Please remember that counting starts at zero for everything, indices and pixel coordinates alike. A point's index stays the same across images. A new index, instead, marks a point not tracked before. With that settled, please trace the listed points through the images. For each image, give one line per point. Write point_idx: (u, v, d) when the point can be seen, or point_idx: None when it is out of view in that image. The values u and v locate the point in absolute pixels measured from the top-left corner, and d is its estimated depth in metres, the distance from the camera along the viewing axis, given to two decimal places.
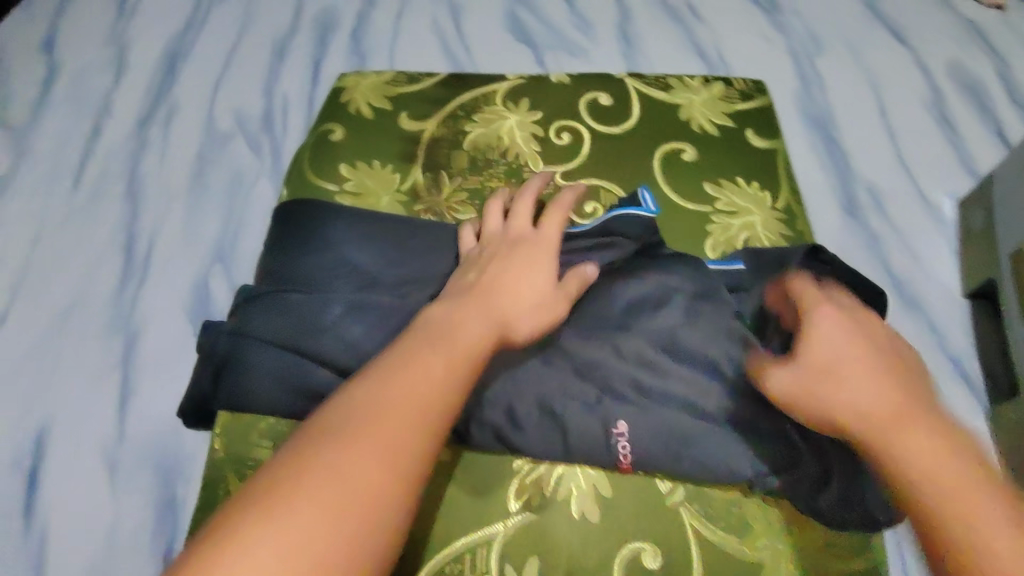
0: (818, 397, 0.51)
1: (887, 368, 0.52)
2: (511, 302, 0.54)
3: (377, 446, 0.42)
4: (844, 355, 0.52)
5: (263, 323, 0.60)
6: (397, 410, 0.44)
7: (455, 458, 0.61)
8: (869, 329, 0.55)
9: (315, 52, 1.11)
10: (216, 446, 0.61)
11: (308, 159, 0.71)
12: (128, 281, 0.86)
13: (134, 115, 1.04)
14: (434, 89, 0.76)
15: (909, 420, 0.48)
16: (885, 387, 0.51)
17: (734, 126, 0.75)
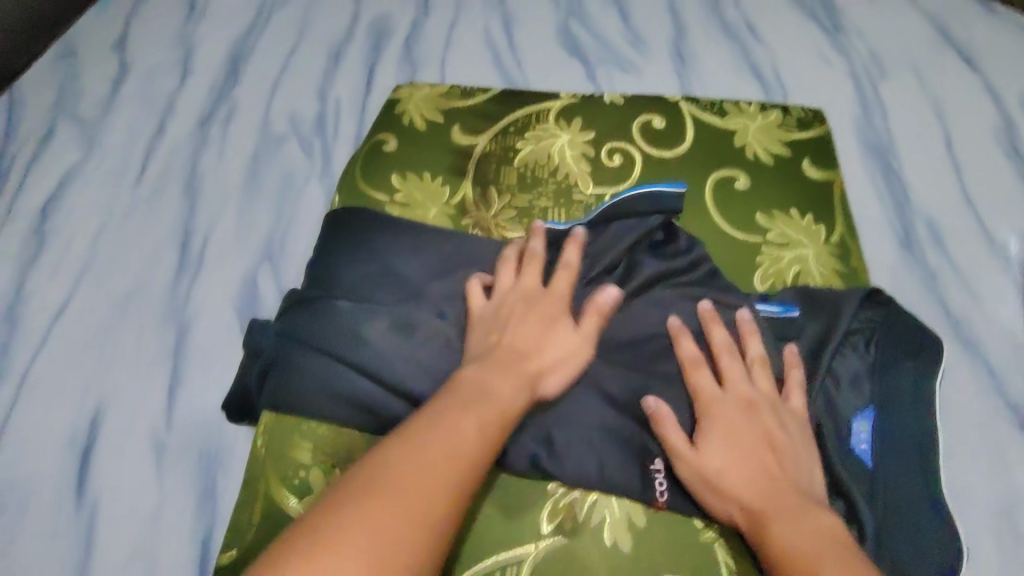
0: (712, 474, 0.55)
1: (754, 451, 0.55)
2: (530, 346, 0.57)
3: (414, 491, 0.44)
4: (720, 439, 0.56)
5: (311, 328, 0.61)
6: (453, 431, 0.49)
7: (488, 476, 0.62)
8: (760, 413, 0.56)
9: (371, 57, 1.13)
10: (258, 444, 0.63)
11: (360, 168, 0.73)
12: (182, 275, 0.89)
13: (196, 114, 1.08)
14: (486, 104, 0.76)
15: (798, 509, 0.52)
16: (758, 472, 0.54)
17: (790, 154, 0.73)
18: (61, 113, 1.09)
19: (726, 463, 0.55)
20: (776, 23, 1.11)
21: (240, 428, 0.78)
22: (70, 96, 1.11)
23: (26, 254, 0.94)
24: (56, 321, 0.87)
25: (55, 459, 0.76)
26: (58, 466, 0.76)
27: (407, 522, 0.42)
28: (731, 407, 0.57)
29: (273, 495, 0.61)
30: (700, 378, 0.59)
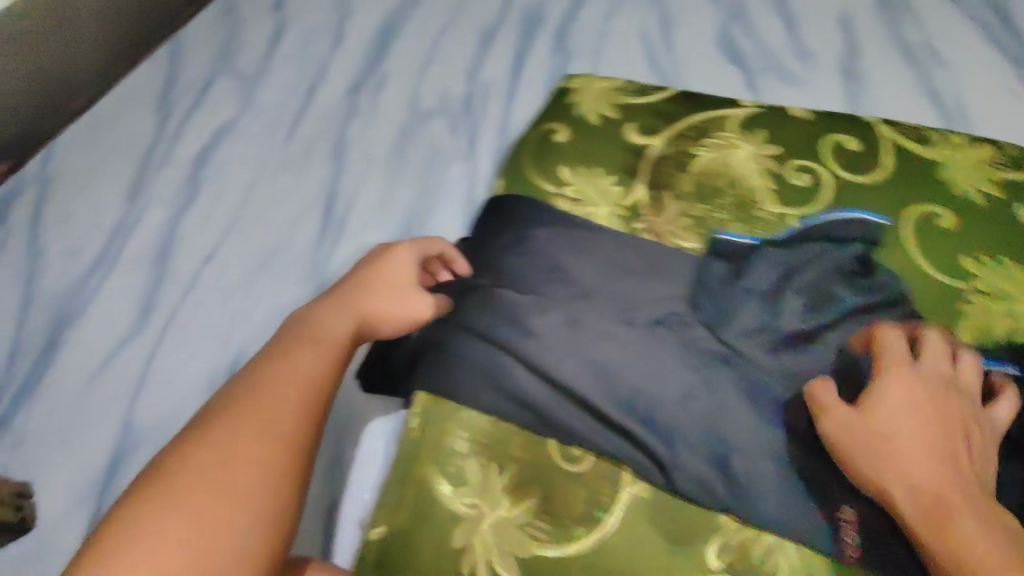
0: (883, 437, 0.58)
1: (928, 432, 0.57)
2: (371, 304, 0.68)
3: (251, 443, 0.57)
4: (897, 414, 0.59)
5: (489, 317, 0.68)
6: (258, 414, 0.59)
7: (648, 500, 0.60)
8: (937, 396, 0.59)
9: (522, 41, 1.11)
10: (413, 423, 0.66)
11: (529, 159, 0.71)
12: (325, 238, 0.91)
13: (347, 81, 1.09)
14: (662, 105, 0.73)
15: (962, 494, 0.54)
16: (930, 456, 0.56)
17: (997, 199, 0.72)
18: (221, 66, 1.13)
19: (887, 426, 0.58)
20: (962, 49, 1.02)
21: None
22: (229, 50, 1.15)
23: (180, 200, 0.98)
24: (204, 267, 0.90)
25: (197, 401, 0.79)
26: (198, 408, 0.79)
27: (245, 474, 0.56)
28: (901, 380, 0.60)
29: (428, 478, 0.63)
30: (888, 374, 0.61)
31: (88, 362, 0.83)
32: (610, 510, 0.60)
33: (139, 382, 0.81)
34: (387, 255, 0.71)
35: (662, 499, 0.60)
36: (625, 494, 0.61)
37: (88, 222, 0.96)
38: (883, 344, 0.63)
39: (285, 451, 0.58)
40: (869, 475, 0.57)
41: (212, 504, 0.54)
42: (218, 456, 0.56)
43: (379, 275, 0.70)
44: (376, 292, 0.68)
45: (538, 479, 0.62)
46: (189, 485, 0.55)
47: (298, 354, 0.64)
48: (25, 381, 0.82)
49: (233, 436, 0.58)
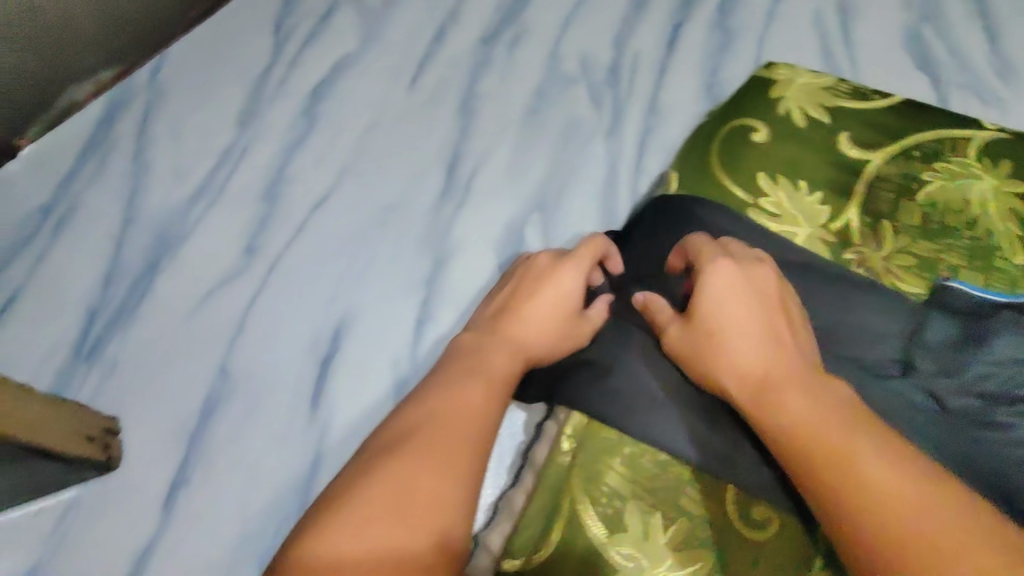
0: (708, 331, 0.51)
1: (756, 329, 0.50)
2: (527, 327, 0.57)
3: (434, 447, 0.46)
4: (728, 301, 0.51)
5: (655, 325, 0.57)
6: (426, 432, 0.47)
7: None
8: (766, 288, 0.52)
9: (678, 11, 1.00)
10: (563, 452, 0.55)
11: (718, 154, 0.61)
12: (447, 201, 0.83)
13: (480, 29, 1.00)
14: (883, 114, 0.62)
15: (810, 396, 0.45)
16: (755, 349, 0.49)
17: None
18: None
19: (727, 330, 0.50)
20: None
21: None
22: None
23: (293, 134, 0.91)
24: (314, 211, 0.84)
25: (297, 359, 0.73)
26: (298, 367, 0.73)
27: (420, 489, 0.44)
28: (720, 275, 0.52)
29: (575, 514, 0.51)
30: (713, 265, 0.53)
31: (188, 295, 0.78)
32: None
33: (237, 327, 0.75)
34: (549, 272, 0.59)
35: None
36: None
37: (197, 143, 0.90)
38: (718, 243, 0.55)
39: (467, 451, 0.47)
40: (716, 377, 0.50)
41: (393, 509, 0.43)
42: (404, 460, 0.45)
43: (536, 297, 0.58)
44: (534, 318, 0.57)
45: (714, 537, 0.50)
46: (373, 506, 0.43)
47: (470, 369, 0.53)
48: (121, 306, 0.78)
49: (416, 443, 0.46)
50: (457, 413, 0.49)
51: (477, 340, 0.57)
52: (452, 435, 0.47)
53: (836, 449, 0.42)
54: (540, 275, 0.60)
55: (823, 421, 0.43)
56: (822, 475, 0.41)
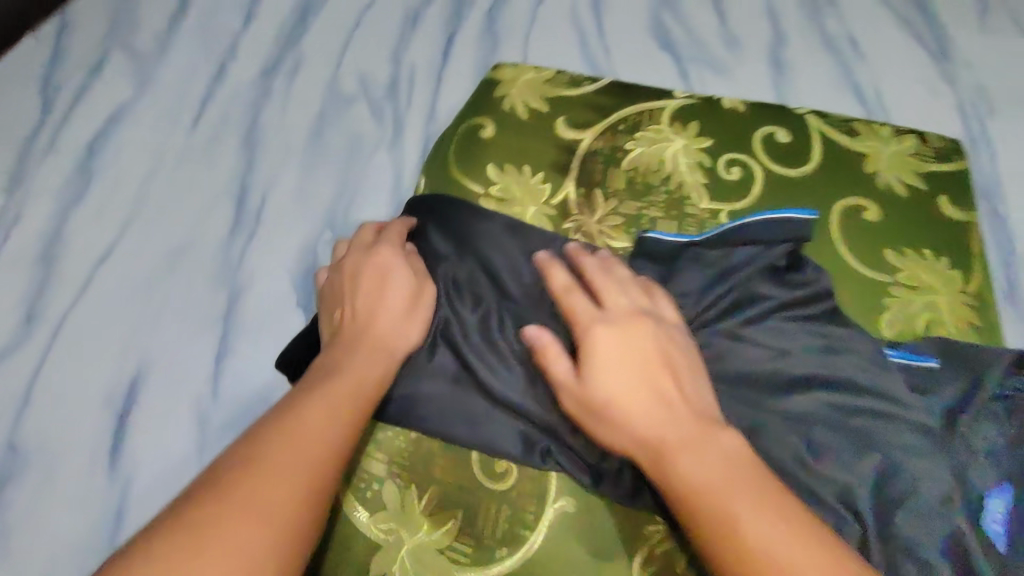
0: (590, 397, 0.50)
1: (637, 390, 0.49)
2: (390, 324, 0.56)
3: (263, 511, 0.42)
4: (608, 363, 0.51)
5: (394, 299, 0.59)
6: (286, 455, 0.46)
7: (583, 509, 0.55)
8: (639, 331, 0.52)
9: (449, 23, 1.07)
10: None
11: (454, 154, 0.66)
12: (237, 235, 0.85)
13: (259, 63, 1.03)
14: (593, 96, 0.69)
15: (685, 439, 0.46)
16: (648, 406, 0.49)
17: (925, 188, 0.64)
18: (117, 42, 1.05)
19: (619, 348, 0.51)
20: (884, 41, 1.06)
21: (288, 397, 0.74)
22: (123, 27, 1.07)
23: (71, 191, 0.89)
24: (100, 267, 0.83)
25: (92, 418, 0.73)
26: (96, 425, 0.73)
27: (240, 550, 0.40)
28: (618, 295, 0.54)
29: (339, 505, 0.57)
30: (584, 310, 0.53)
31: None
32: (533, 525, 0.55)
33: (23, 396, 0.74)
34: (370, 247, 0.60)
35: (594, 507, 0.55)
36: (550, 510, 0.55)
37: None
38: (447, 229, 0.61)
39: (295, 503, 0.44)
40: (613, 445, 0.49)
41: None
42: (239, 513, 0.42)
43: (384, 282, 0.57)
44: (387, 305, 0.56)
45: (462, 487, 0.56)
46: (202, 549, 0.39)
47: (317, 393, 0.50)
48: None
49: (245, 486, 0.43)
50: (314, 419, 0.49)
51: (339, 310, 0.57)
52: (315, 443, 0.47)
53: (691, 481, 0.44)
54: (382, 270, 0.58)
55: (700, 479, 0.44)
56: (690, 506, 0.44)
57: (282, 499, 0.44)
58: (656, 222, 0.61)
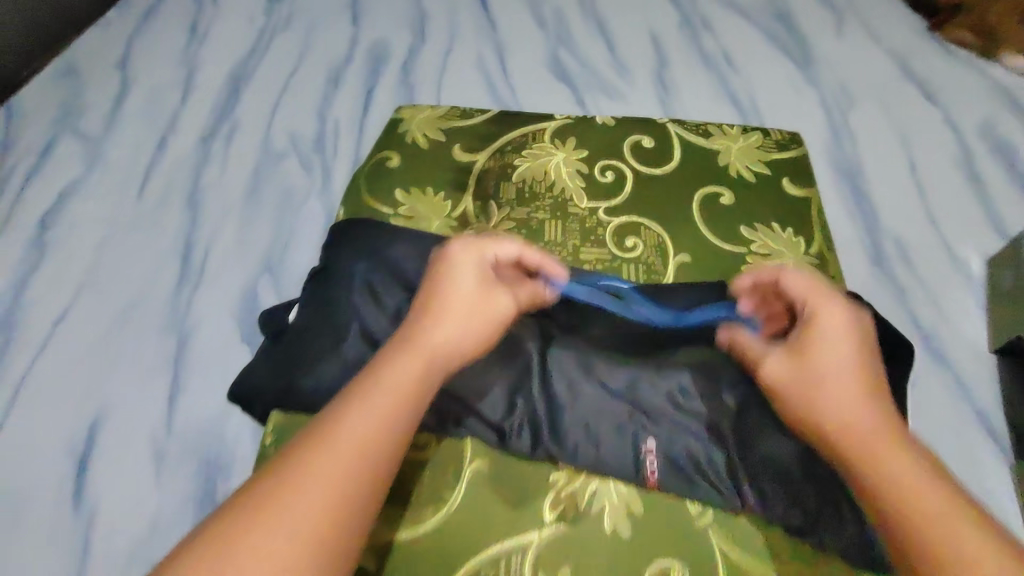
0: (802, 364, 0.56)
1: (852, 373, 0.54)
2: (467, 324, 0.58)
3: (332, 474, 0.46)
4: (831, 349, 0.56)
5: (318, 321, 0.65)
6: (367, 418, 0.49)
7: (492, 468, 0.60)
8: (862, 341, 0.57)
9: (368, 82, 1.19)
10: (265, 445, 0.61)
11: (364, 182, 0.76)
12: (184, 285, 0.93)
13: (197, 131, 1.13)
14: (482, 125, 0.81)
15: (875, 425, 0.51)
16: (853, 380, 0.54)
17: (770, 172, 0.77)
18: (64, 127, 1.14)
19: (829, 334, 0.57)
20: (753, 52, 1.19)
21: (240, 421, 0.81)
22: (69, 112, 1.16)
23: (25, 262, 0.95)
24: (55, 329, 0.89)
25: (56, 464, 0.78)
26: (58, 470, 0.78)
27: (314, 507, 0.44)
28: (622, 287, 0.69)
29: None
30: (823, 304, 0.58)
31: None
32: (453, 488, 0.58)
33: None
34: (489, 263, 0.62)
35: (499, 464, 0.60)
36: (466, 469, 0.59)
37: None
38: (379, 255, 0.67)
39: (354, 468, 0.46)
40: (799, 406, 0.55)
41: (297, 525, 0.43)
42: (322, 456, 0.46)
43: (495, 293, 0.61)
44: (481, 309, 0.59)
45: None
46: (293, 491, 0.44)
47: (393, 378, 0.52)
48: None
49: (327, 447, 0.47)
50: (382, 392, 0.51)
51: (441, 297, 0.59)
52: (372, 412, 0.50)
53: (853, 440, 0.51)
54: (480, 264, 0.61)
55: (874, 440, 0.51)
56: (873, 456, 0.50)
57: (341, 467, 0.46)
58: (544, 221, 0.72)
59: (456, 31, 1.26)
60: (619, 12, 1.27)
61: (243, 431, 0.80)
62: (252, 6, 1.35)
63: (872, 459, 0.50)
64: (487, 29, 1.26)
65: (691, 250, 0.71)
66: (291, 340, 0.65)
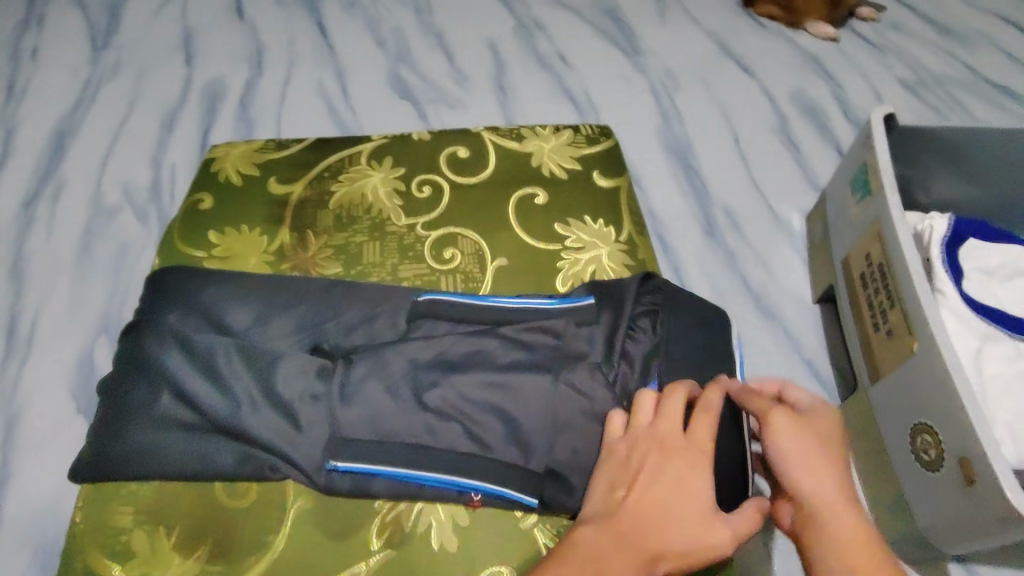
0: (788, 461, 0.56)
1: (835, 460, 0.56)
2: (672, 503, 0.52)
3: None
4: (816, 449, 0.56)
5: (129, 377, 0.62)
6: None
7: (316, 504, 0.59)
8: (834, 438, 0.58)
9: (203, 121, 1.16)
10: (75, 519, 0.59)
11: (177, 227, 0.74)
12: (9, 364, 0.87)
13: (19, 195, 1.06)
14: (299, 153, 0.81)
15: (854, 520, 0.53)
16: (831, 472, 0.55)
17: (581, 167, 0.80)
18: None
19: (807, 429, 0.57)
20: (585, 47, 1.24)
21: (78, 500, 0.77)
22: None
23: None
24: None
25: None
26: None
27: None
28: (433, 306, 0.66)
29: (96, 564, 0.57)
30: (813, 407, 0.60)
31: None
32: (277, 532, 0.58)
33: None
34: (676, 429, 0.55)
35: (321, 500, 0.59)
36: (290, 511, 0.59)
37: None
38: (187, 307, 0.65)
39: None
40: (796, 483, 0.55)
41: None
42: None
43: (694, 469, 0.54)
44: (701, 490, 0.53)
45: (209, 519, 0.58)
46: None
47: (605, 568, 0.49)
48: None
49: None
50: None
51: (651, 475, 0.53)
52: None
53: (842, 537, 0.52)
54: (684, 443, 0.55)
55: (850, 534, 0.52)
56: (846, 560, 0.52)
57: None
58: (363, 245, 0.72)
59: (292, 59, 1.25)
60: (454, 22, 1.28)
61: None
62: (74, 54, 1.27)
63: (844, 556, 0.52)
64: (324, 52, 1.25)
65: (509, 252, 0.72)
66: (104, 399, 0.62)
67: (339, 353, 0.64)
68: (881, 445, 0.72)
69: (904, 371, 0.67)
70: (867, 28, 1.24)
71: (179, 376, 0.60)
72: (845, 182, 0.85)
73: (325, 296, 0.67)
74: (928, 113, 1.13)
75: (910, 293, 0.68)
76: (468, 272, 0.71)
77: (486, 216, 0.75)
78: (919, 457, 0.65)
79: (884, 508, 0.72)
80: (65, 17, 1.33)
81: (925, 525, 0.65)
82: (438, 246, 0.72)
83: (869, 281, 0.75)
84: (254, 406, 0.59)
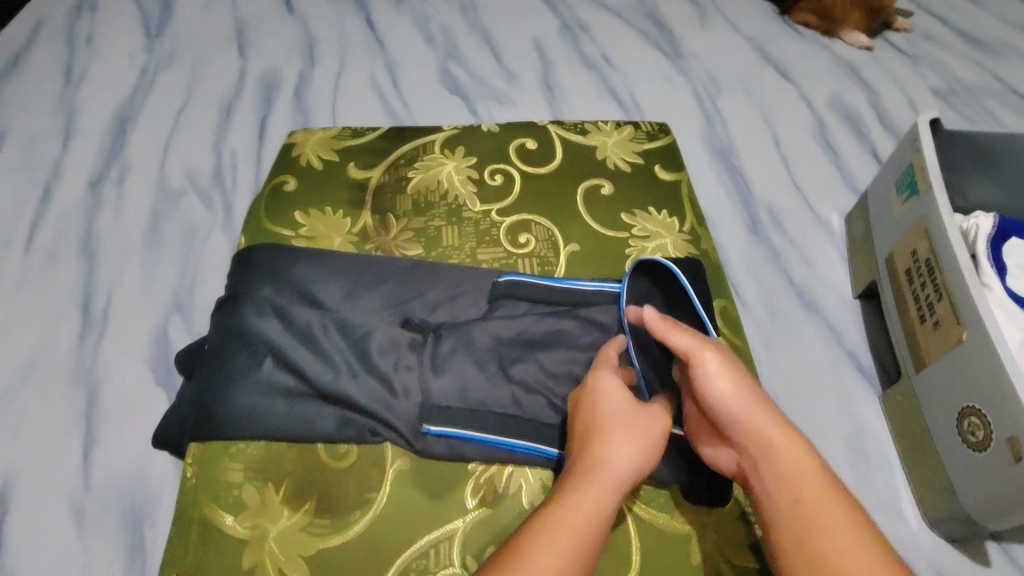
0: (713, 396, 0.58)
1: (751, 385, 0.58)
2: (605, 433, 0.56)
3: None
4: (733, 378, 0.58)
5: (227, 346, 0.65)
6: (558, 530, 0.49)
7: (413, 466, 0.63)
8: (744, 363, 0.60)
9: (261, 110, 1.20)
10: (188, 474, 0.63)
11: (264, 207, 0.78)
12: (87, 336, 0.90)
13: (86, 176, 1.10)
14: (375, 142, 0.85)
15: (785, 438, 0.56)
16: (756, 398, 0.58)
17: (643, 162, 0.84)
18: None
19: (724, 361, 0.58)
20: (628, 49, 1.28)
21: (161, 466, 0.81)
22: None
23: None
24: None
25: None
26: None
27: None
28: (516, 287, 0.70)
29: (209, 515, 0.61)
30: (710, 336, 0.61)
31: None
32: (380, 489, 0.62)
33: None
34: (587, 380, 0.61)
35: (416, 463, 0.63)
36: (388, 471, 0.63)
37: None
38: (282, 281, 0.69)
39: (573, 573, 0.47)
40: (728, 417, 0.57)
41: None
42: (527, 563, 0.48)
43: (610, 399, 0.59)
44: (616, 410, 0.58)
45: (313, 476, 0.62)
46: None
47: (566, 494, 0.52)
48: None
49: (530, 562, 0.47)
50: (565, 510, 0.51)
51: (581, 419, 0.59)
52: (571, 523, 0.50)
53: (781, 458, 0.55)
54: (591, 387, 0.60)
55: (787, 455, 0.55)
56: (799, 486, 0.53)
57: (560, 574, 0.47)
58: (442, 228, 0.76)
59: (345, 52, 1.29)
60: (501, 22, 1.33)
61: (165, 472, 0.80)
62: (131, 42, 1.31)
63: (786, 476, 0.54)
64: (376, 48, 1.30)
65: (581, 239, 0.76)
66: (202, 368, 0.65)
67: (428, 327, 0.68)
68: (925, 430, 0.76)
69: (951, 360, 0.72)
70: (900, 39, 1.29)
71: (282, 345, 0.64)
72: (889, 183, 0.90)
73: (410, 275, 0.71)
74: (960, 121, 1.17)
75: (957, 287, 0.73)
76: (543, 257, 0.75)
77: (557, 205, 0.79)
78: (966, 438, 0.70)
79: (926, 489, 0.77)
80: (121, 6, 1.37)
81: (969, 503, 0.70)
82: (514, 232, 0.76)
83: (916, 275, 0.79)
84: (352, 375, 0.63)
